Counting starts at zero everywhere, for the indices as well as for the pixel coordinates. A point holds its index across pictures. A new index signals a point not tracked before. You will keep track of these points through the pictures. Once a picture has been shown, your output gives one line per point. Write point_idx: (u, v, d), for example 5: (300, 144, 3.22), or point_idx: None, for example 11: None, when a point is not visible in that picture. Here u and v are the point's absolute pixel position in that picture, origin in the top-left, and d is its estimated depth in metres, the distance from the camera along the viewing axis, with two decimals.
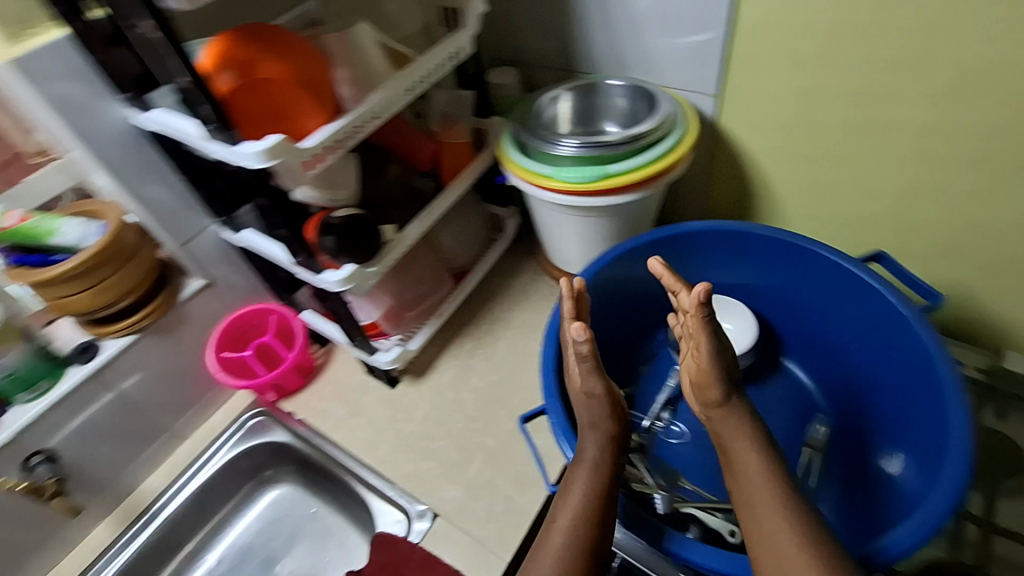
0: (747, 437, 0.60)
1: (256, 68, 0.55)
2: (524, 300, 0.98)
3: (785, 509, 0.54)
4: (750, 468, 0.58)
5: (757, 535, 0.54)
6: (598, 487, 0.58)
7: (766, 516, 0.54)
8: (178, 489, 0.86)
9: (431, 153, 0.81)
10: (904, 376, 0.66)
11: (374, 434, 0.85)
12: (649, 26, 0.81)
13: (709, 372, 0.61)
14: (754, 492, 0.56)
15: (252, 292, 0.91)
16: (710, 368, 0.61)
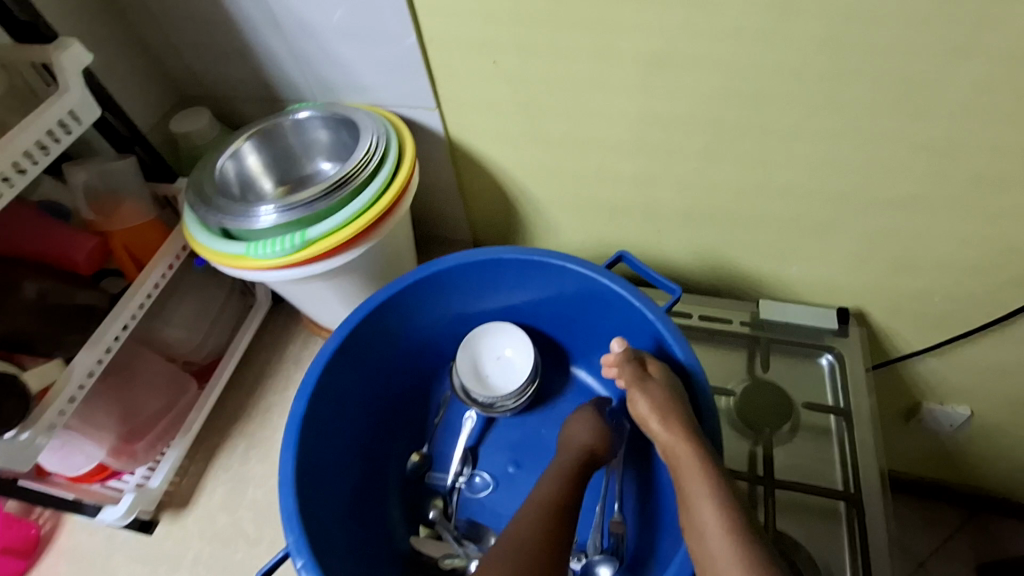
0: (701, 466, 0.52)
1: None
2: (298, 373, 0.84)
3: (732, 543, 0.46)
4: (697, 497, 0.50)
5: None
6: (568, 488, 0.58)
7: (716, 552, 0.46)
8: None
9: (94, 249, 0.64)
10: None
11: None
12: (334, 42, 0.69)
13: (663, 398, 0.57)
14: (704, 516, 0.49)
15: None
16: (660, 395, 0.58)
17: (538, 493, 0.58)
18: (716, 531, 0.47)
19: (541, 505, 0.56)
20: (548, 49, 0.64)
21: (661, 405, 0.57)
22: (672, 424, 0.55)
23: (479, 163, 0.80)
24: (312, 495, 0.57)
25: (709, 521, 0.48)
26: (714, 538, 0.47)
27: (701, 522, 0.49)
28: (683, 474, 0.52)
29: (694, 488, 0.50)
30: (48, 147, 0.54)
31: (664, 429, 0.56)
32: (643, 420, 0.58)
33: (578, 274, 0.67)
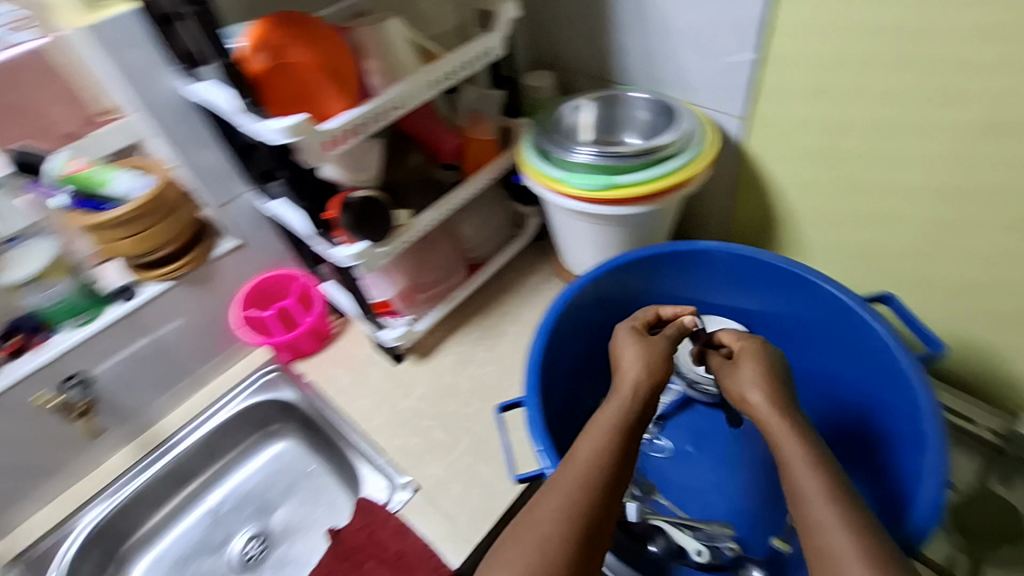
0: (801, 446, 0.54)
1: (287, 52, 0.60)
2: (533, 298, 1.01)
3: (845, 520, 0.47)
4: (800, 472, 0.52)
5: (809, 545, 0.48)
6: (613, 449, 0.54)
7: (824, 528, 0.47)
8: (197, 426, 0.93)
9: (454, 147, 0.85)
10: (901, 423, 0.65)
11: (373, 405, 0.90)
12: (682, 43, 0.82)
13: (777, 388, 0.59)
14: (799, 470, 0.52)
15: (279, 259, 0.97)
16: (773, 385, 0.59)
17: (578, 451, 0.55)
18: (812, 485, 0.50)
19: (592, 466, 0.53)
20: (885, 91, 0.67)
21: (754, 375, 0.60)
22: (756, 393, 0.59)
23: (758, 177, 0.86)
24: (547, 379, 0.71)
25: (809, 492, 0.50)
26: (812, 493, 0.50)
27: (798, 476, 0.51)
28: (776, 436, 0.56)
29: (790, 449, 0.54)
30: (467, 65, 0.75)
31: (751, 396, 0.59)
32: (736, 393, 0.61)
33: (839, 301, 0.69)
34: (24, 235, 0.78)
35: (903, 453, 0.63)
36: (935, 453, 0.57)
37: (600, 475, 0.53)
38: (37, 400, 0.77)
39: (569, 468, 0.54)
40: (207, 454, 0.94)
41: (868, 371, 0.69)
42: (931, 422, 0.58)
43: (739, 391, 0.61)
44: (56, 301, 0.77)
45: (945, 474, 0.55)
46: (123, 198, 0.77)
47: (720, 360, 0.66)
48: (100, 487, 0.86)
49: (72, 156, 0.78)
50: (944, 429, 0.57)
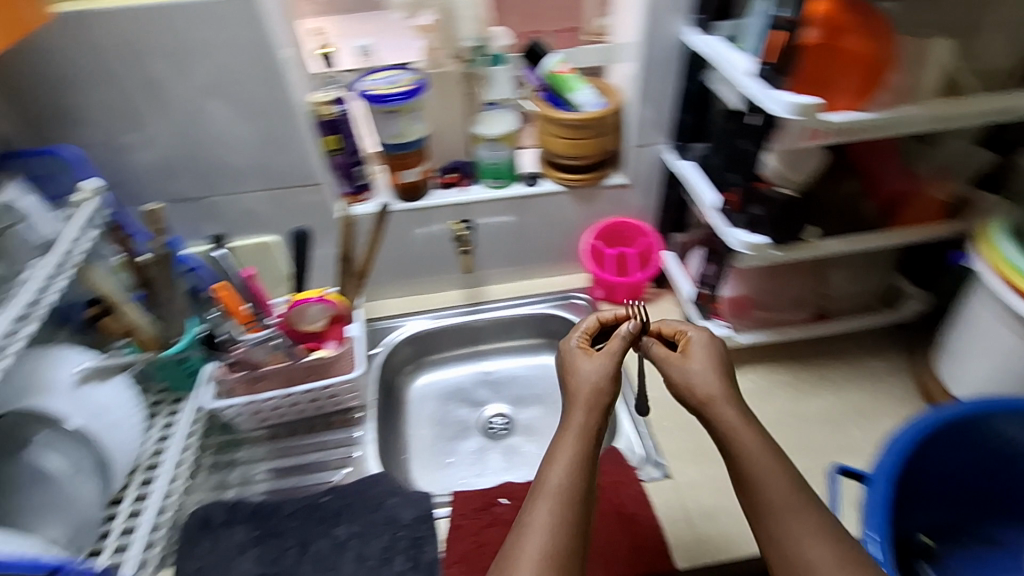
0: (776, 466, 0.58)
1: (838, 37, 0.59)
2: (866, 381, 0.90)
3: (835, 539, 0.54)
4: (759, 456, 0.58)
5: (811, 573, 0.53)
6: (583, 462, 0.58)
7: (813, 541, 0.54)
8: (511, 304, 1.07)
9: (899, 192, 0.76)
10: None
11: (657, 378, 0.93)
12: None
13: (703, 365, 0.65)
14: (749, 449, 0.59)
15: (644, 212, 1.03)
16: (701, 366, 0.65)
17: (561, 454, 0.59)
18: (782, 483, 0.56)
19: (565, 464, 0.58)
20: None
21: (704, 366, 0.65)
22: (716, 385, 0.63)
23: None
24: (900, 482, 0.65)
25: (820, 543, 0.53)
26: (781, 503, 0.56)
27: (768, 481, 0.57)
28: (719, 415, 0.62)
29: (744, 433, 0.59)
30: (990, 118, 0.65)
31: (699, 387, 0.64)
32: (664, 360, 0.68)
33: None
34: (501, 103, 0.92)
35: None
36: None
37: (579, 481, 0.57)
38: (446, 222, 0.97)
39: (553, 470, 0.58)
40: (504, 330, 1.08)
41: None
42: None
43: (680, 362, 0.67)
44: (497, 162, 0.92)
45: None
46: (578, 108, 0.89)
47: (665, 351, 0.69)
48: (433, 307, 1.07)
49: (565, 60, 0.91)
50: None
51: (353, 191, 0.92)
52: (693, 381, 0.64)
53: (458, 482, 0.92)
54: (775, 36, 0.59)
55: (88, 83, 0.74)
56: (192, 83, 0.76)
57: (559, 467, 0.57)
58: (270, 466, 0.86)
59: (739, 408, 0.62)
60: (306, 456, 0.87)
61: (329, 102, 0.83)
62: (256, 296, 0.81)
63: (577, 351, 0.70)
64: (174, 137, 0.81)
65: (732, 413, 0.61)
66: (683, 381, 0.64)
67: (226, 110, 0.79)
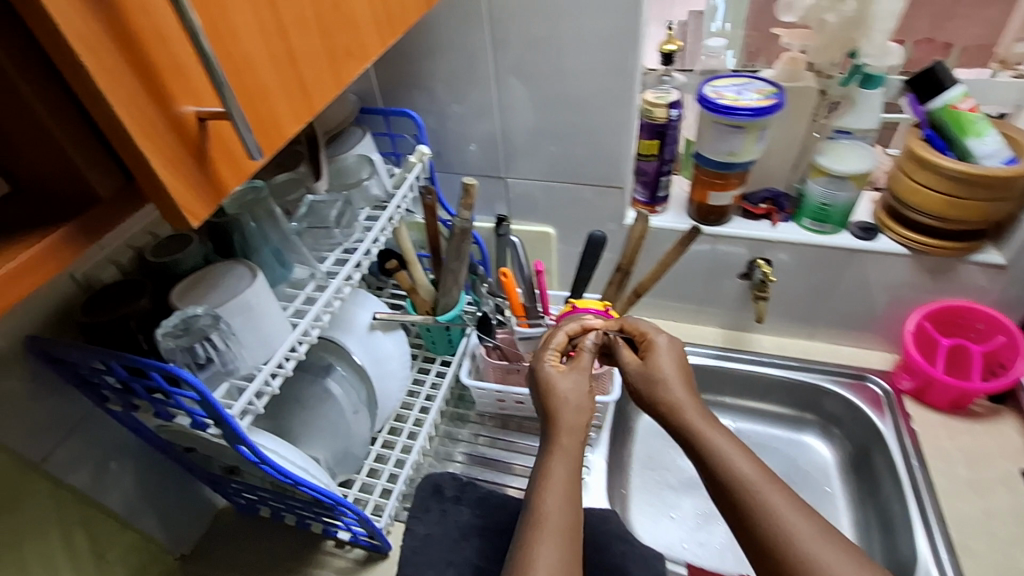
0: (721, 428, 0.56)
1: None
2: None
3: (795, 498, 0.51)
4: (738, 457, 0.53)
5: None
6: (577, 484, 0.55)
7: (779, 499, 0.50)
8: (777, 363, 0.91)
9: None
10: None
11: (981, 525, 0.73)
12: None
13: (676, 365, 0.62)
14: (726, 445, 0.54)
15: (1007, 304, 0.79)
16: (675, 364, 0.62)
17: (549, 489, 0.53)
18: (755, 471, 0.52)
19: (561, 490, 0.54)
20: None
21: (674, 376, 0.60)
22: (686, 397, 0.59)
23: None
24: None
25: (754, 478, 0.52)
26: (738, 474, 0.52)
27: (740, 474, 0.52)
28: (687, 422, 0.57)
29: (713, 431, 0.56)
30: None
31: (674, 389, 0.60)
32: (643, 381, 0.62)
33: None
34: (857, 132, 0.75)
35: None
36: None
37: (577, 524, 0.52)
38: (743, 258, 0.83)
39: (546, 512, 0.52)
40: (760, 388, 0.93)
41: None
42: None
43: (638, 365, 0.63)
44: (828, 203, 0.76)
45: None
46: (975, 158, 0.69)
47: (636, 361, 0.64)
48: (684, 339, 0.95)
49: (966, 93, 0.70)
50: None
51: (648, 201, 0.85)
52: (659, 385, 0.60)
53: (680, 545, 0.83)
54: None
55: (447, 54, 0.77)
56: (540, 66, 0.74)
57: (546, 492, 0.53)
58: (495, 456, 0.86)
59: (705, 413, 0.58)
60: (530, 458, 0.85)
61: (666, 105, 0.75)
62: (540, 295, 0.77)
63: (556, 350, 0.66)
64: (503, 116, 0.81)
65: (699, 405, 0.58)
66: (639, 374, 0.62)
67: (563, 98, 0.77)
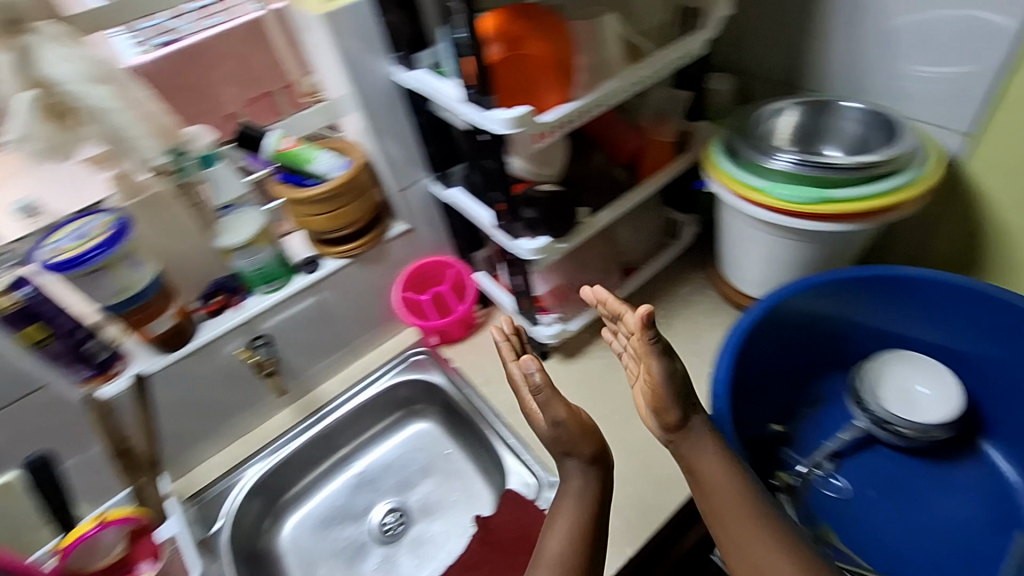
0: (715, 457, 0.63)
1: (524, 44, 0.59)
2: (682, 310, 0.98)
3: (769, 519, 0.59)
4: (718, 479, 0.61)
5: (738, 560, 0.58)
6: (579, 521, 0.65)
7: (735, 526, 0.59)
8: (351, 395, 0.98)
9: (635, 147, 0.84)
10: None
11: (520, 399, 0.91)
12: (905, 52, 0.75)
13: (665, 391, 0.63)
14: (711, 466, 0.62)
15: (439, 245, 1.00)
16: (666, 387, 0.62)
17: (552, 538, 0.64)
18: (730, 499, 0.60)
19: (568, 509, 0.67)
20: None
21: (709, 450, 0.63)
22: (710, 439, 0.63)
23: (978, 202, 0.77)
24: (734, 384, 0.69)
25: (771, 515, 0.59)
26: (722, 504, 0.60)
27: (718, 506, 0.60)
28: (698, 461, 0.63)
29: (705, 462, 0.62)
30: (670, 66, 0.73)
31: (699, 424, 0.64)
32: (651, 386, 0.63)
33: None
34: (235, 202, 0.82)
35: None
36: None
37: (580, 551, 0.63)
38: (236, 355, 0.84)
39: (550, 535, 0.64)
40: (356, 423, 0.99)
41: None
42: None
43: (647, 372, 0.62)
44: (260, 267, 0.83)
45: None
46: (323, 175, 0.82)
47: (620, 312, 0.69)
48: (266, 441, 0.93)
49: (285, 133, 0.82)
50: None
51: (99, 370, 0.75)
52: (669, 390, 0.62)
53: None
54: (466, 61, 0.58)
55: None
56: None
57: (565, 524, 0.65)
58: None
59: (717, 452, 0.63)
60: None
61: (6, 291, 0.65)
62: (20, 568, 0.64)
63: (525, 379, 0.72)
64: None
65: (699, 445, 0.63)
66: (646, 369, 0.63)
67: None
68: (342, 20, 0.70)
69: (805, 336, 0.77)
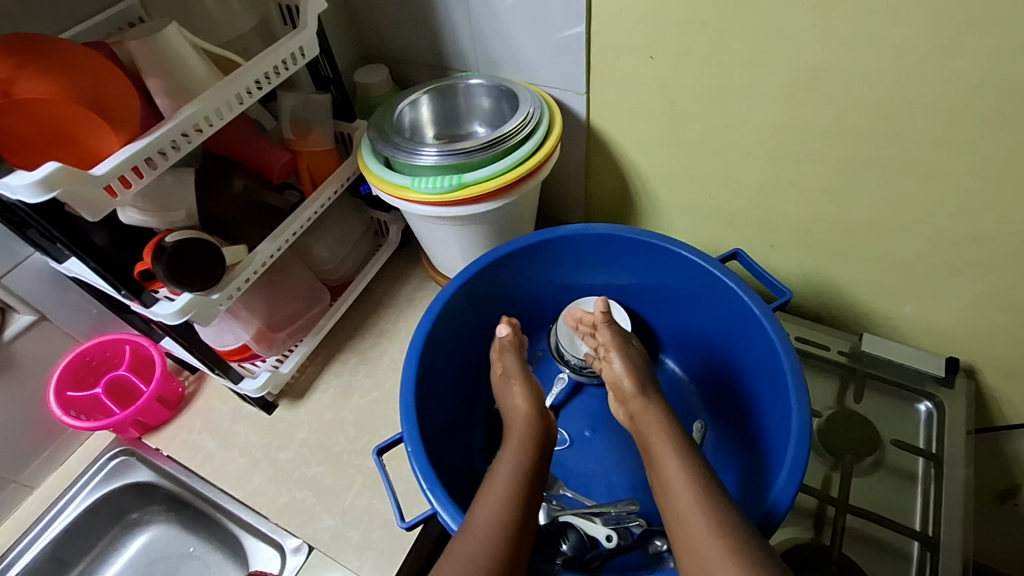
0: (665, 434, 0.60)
1: (18, 88, 0.47)
2: (408, 310, 0.95)
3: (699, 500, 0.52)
4: (672, 473, 0.56)
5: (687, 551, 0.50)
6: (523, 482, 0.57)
7: (682, 508, 0.53)
8: (31, 540, 0.77)
9: (286, 163, 0.75)
10: (747, 373, 0.68)
11: (247, 465, 0.80)
12: (511, 21, 0.77)
13: (621, 373, 0.67)
14: (660, 455, 0.58)
15: (101, 323, 0.82)
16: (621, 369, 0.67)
17: (489, 496, 0.55)
18: (676, 480, 0.55)
19: (510, 480, 0.56)
20: (703, 67, 0.69)
21: (659, 441, 0.59)
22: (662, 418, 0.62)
23: (612, 150, 0.85)
24: (426, 397, 0.63)
25: (677, 476, 0.55)
26: (672, 490, 0.55)
27: (673, 493, 0.54)
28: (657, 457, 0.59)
29: (663, 451, 0.58)
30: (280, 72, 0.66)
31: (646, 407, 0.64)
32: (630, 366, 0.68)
33: (695, 264, 0.69)
34: None
35: (767, 422, 0.64)
36: (800, 437, 0.56)
37: (515, 524, 0.53)
38: None
39: (482, 506, 0.54)
40: (54, 568, 0.79)
41: (735, 334, 0.69)
42: (794, 380, 0.59)
43: (608, 372, 0.69)
44: None
45: (807, 454, 0.55)
46: None
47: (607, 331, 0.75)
48: None
49: None
50: (808, 406, 0.58)
51: None
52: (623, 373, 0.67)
53: None
54: None
55: None
56: None
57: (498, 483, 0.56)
58: None
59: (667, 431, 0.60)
60: None
61: None
62: None
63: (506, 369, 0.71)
64: None
65: (655, 421, 0.62)
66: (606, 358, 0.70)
67: None
68: None
69: (498, 312, 0.77)
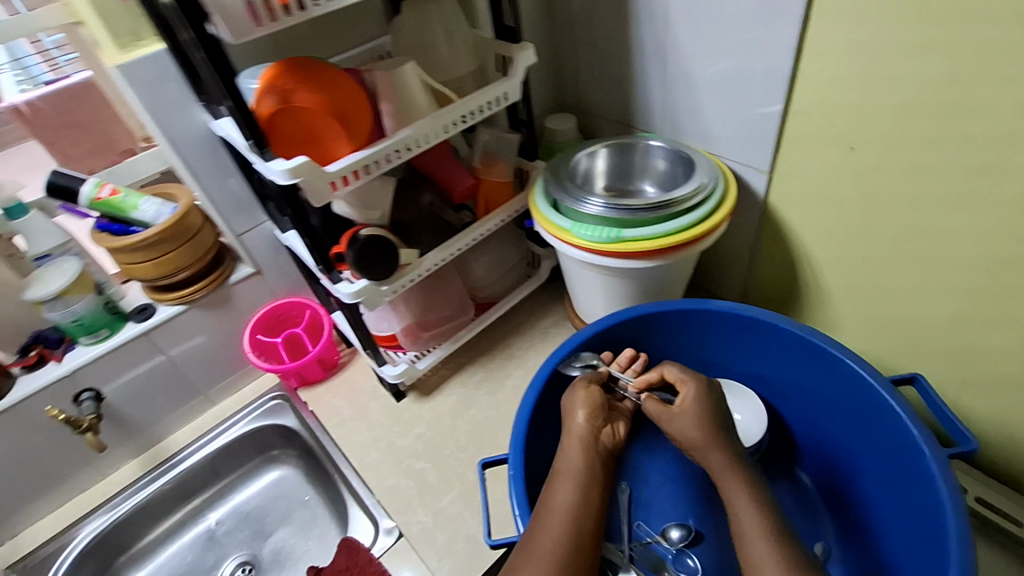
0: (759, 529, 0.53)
1: (295, 97, 0.60)
2: (542, 342, 0.99)
3: None
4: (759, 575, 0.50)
5: None
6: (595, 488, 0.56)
7: None
8: (201, 444, 0.94)
9: (468, 187, 0.85)
10: (901, 518, 0.59)
11: (369, 441, 0.89)
12: (707, 94, 0.79)
13: (726, 462, 0.59)
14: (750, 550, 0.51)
15: (295, 287, 0.99)
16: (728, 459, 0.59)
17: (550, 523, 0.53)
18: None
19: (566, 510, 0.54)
20: (911, 170, 0.63)
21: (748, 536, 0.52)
22: (753, 516, 0.54)
23: (785, 234, 0.81)
24: (537, 434, 0.65)
25: None
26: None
27: None
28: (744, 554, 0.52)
29: (744, 522, 0.54)
30: (485, 109, 0.76)
31: (742, 500, 0.56)
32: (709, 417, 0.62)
33: (860, 379, 0.62)
34: (56, 252, 0.80)
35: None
36: None
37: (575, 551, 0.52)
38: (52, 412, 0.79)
39: (542, 533, 0.52)
40: (209, 474, 0.96)
41: (895, 471, 0.60)
42: (960, 547, 0.49)
43: (718, 457, 0.60)
44: (77, 317, 0.79)
45: None
46: (150, 222, 0.80)
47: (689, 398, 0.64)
48: (104, 499, 0.89)
49: (103, 182, 0.80)
50: None
51: None
52: (730, 465, 0.59)
53: None
54: (262, 106, 0.59)
55: None
56: None
57: (561, 499, 0.56)
58: None
59: (748, 494, 0.56)
60: None
61: None
62: None
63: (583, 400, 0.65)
64: None
65: (747, 513, 0.54)
66: (711, 430, 0.61)
67: None
68: (140, 74, 0.70)
69: None
